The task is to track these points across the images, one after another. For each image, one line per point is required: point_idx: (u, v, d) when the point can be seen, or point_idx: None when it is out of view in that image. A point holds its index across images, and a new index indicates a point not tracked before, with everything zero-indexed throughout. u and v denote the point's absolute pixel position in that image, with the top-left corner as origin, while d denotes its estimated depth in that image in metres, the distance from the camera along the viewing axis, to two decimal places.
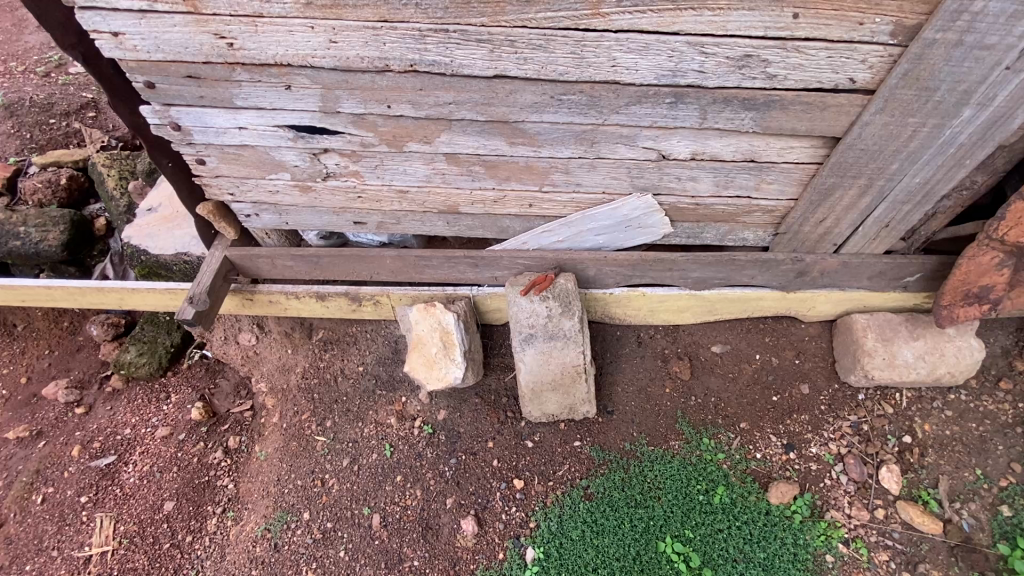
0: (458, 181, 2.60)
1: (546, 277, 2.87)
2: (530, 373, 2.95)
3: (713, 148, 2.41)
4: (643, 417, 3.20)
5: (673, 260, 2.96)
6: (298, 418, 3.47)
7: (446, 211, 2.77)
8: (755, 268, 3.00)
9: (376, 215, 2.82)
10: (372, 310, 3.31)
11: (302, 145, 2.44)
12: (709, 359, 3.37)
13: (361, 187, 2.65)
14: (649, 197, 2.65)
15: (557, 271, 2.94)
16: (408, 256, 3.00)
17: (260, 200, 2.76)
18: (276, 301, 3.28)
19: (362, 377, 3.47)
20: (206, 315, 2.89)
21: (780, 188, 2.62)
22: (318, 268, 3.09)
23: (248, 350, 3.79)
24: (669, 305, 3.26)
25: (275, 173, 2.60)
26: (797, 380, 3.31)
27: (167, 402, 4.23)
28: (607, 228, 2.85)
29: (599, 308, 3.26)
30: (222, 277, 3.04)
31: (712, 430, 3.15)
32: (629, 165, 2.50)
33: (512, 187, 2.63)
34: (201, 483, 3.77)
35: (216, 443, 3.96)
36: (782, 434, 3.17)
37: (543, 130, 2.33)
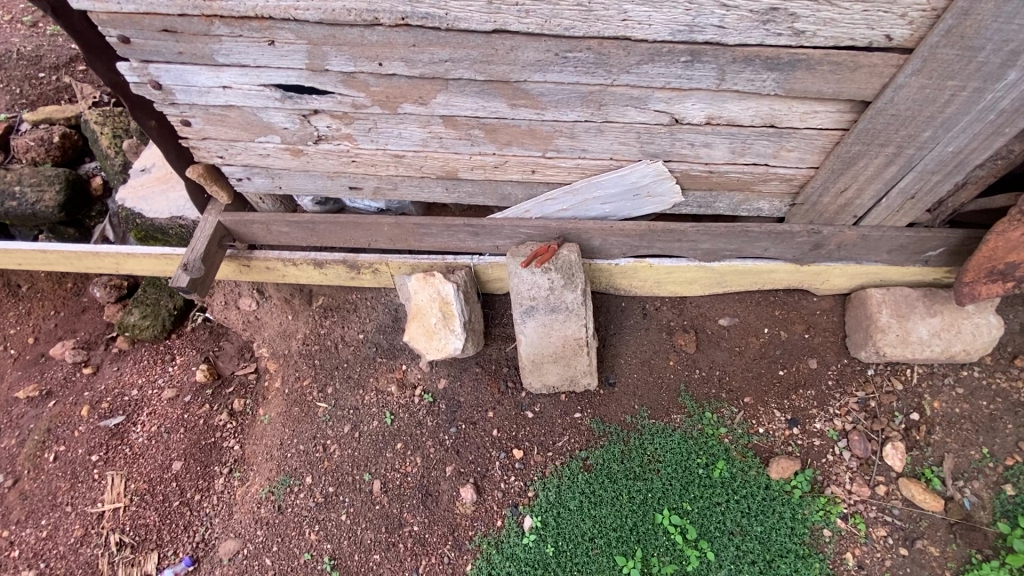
0: (456, 146, 2.45)
1: (549, 247, 2.68)
2: (530, 346, 2.88)
3: (730, 112, 2.23)
4: (646, 389, 3.14)
5: (683, 231, 2.83)
6: (299, 383, 3.47)
7: (445, 177, 2.64)
8: (769, 240, 2.86)
9: (372, 180, 2.69)
10: (371, 278, 3.22)
11: (291, 106, 2.29)
12: (715, 331, 3.28)
13: (354, 151, 2.51)
14: (659, 163, 2.48)
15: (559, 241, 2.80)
16: (406, 224, 2.89)
17: (251, 163, 2.64)
18: (273, 268, 3.21)
19: (363, 345, 3.41)
20: (202, 282, 2.87)
21: (801, 156, 2.44)
22: (315, 234, 3.01)
23: (249, 316, 3.76)
24: (677, 276, 3.15)
25: (264, 136, 2.46)
26: (805, 355, 3.24)
27: (172, 364, 4.28)
28: (614, 196, 2.69)
29: (604, 279, 3.16)
30: (217, 243, 2.97)
31: (715, 404, 3.10)
32: (639, 130, 2.33)
33: (514, 152, 2.47)
34: (207, 444, 3.86)
35: (221, 405, 4.03)
36: (786, 409, 3.13)
37: (546, 91, 2.17)
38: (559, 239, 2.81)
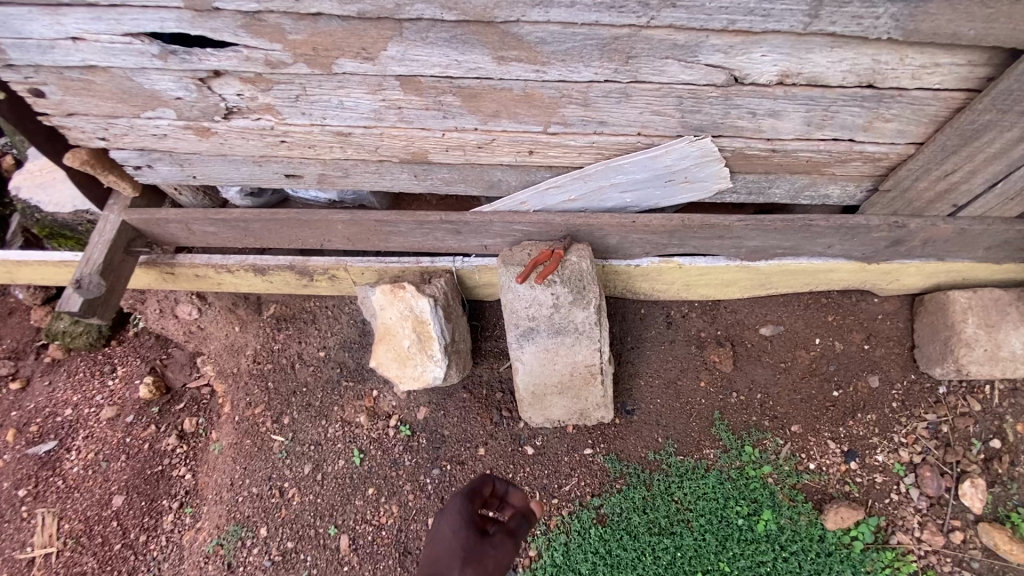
0: (422, 119, 1.75)
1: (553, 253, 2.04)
2: (529, 375, 2.28)
3: (814, 66, 1.54)
4: (672, 418, 2.56)
5: (726, 226, 2.16)
6: (250, 411, 2.87)
7: (411, 161, 1.95)
8: (835, 236, 2.21)
9: (313, 166, 2.01)
10: (328, 286, 2.57)
11: (178, 66, 1.59)
12: (756, 344, 2.67)
13: (281, 128, 1.81)
14: (707, 141, 1.77)
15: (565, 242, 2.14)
16: (364, 221, 2.20)
17: (146, 146, 1.94)
18: (204, 275, 2.55)
19: (324, 365, 2.80)
20: (102, 302, 2.22)
21: (900, 128, 1.76)
22: (251, 235, 2.35)
23: (191, 326, 3.12)
24: (712, 279, 2.52)
25: (153, 109, 1.76)
26: (865, 371, 2.66)
27: (112, 376, 3.67)
28: (639, 185, 1.99)
29: (620, 283, 2.51)
30: (123, 250, 2.28)
31: (757, 435, 2.53)
32: (680, 94, 1.63)
33: (503, 127, 1.76)
34: (153, 474, 3.31)
35: (169, 427, 3.45)
36: (841, 439, 2.57)
37: (548, 37, 1.46)
38: (564, 239, 2.14)
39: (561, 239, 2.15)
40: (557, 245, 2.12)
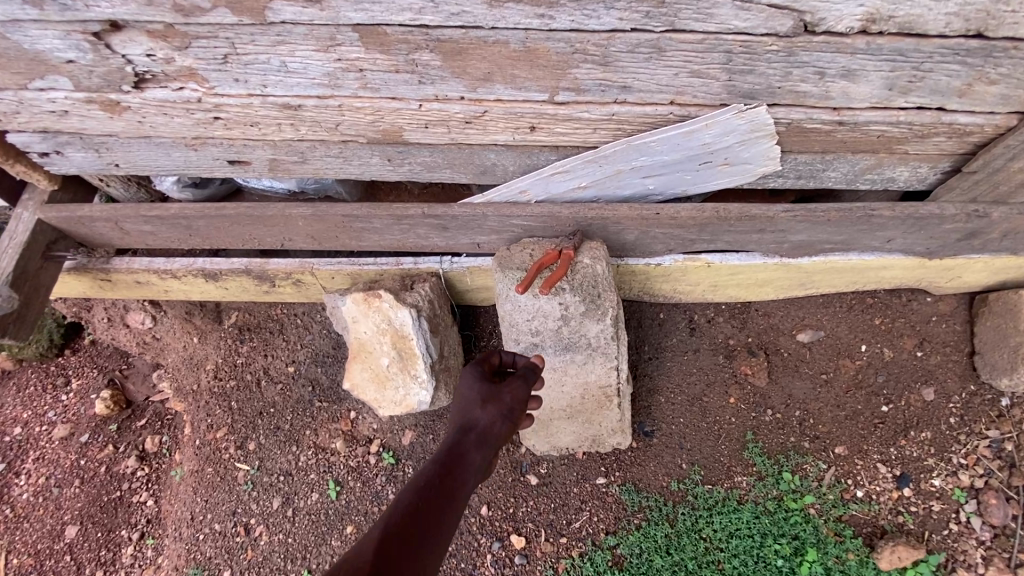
0: (390, 87, 1.35)
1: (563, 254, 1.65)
2: None
3: (911, 6, 1.15)
4: (697, 441, 2.20)
5: (770, 217, 1.78)
6: (212, 435, 2.51)
7: (382, 142, 1.55)
8: (898, 228, 1.84)
9: (261, 149, 1.61)
10: (294, 292, 2.19)
11: (61, 16, 1.19)
12: (793, 352, 2.31)
13: (211, 101, 1.41)
14: (760, 110, 1.38)
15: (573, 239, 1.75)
16: (330, 216, 1.81)
17: (47, 126, 1.54)
18: (147, 282, 2.16)
19: (294, 382, 2.43)
20: (15, 320, 1.84)
21: (1004, 92, 1.37)
22: (196, 235, 1.95)
23: (145, 336, 2.74)
24: (744, 279, 2.15)
25: (43, 78, 1.36)
26: (918, 382, 2.30)
27: (65, 390, 3.29)
28: (666, 169, 1.60)
29: (637, 285, 2.14)
30: (41, 256, 1.89)
31: (796, 459, 2.18)
32: (728, 48, 1.24)
33: (497, 94, 1.36)
34: (111, 501, 2.95)
35: (128, 447, 3.07)
36: (892, 462, 2.22)
37: None
38: (572, 236, 1.75)
39: (568, 236, 1.77)
40: (564, 243, 1.73)
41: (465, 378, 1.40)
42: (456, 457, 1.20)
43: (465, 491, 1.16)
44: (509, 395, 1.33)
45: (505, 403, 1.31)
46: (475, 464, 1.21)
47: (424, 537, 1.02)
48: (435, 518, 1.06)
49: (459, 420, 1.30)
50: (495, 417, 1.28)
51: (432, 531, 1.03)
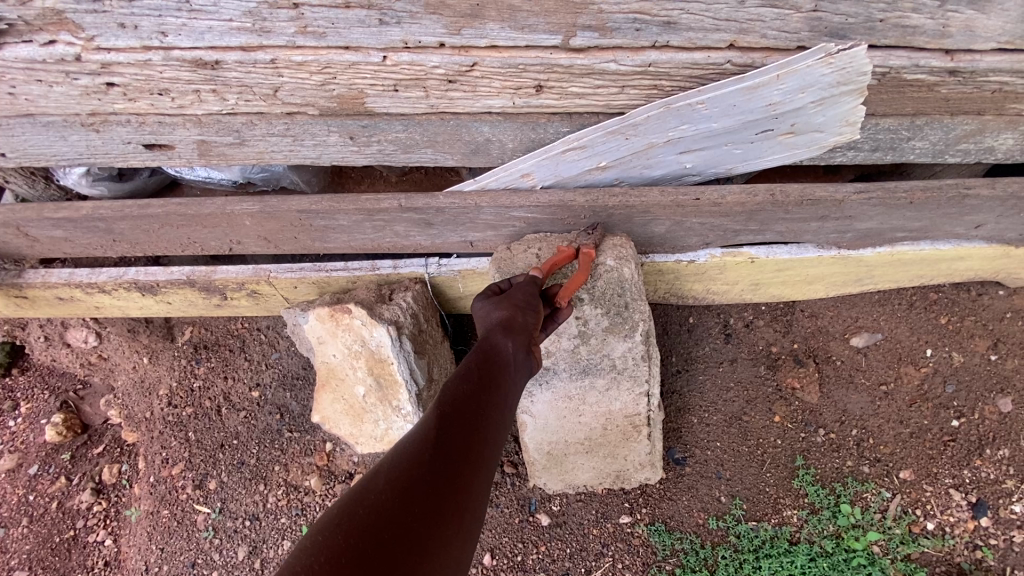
0: (341, 31, 0.97)
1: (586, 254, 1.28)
2: (541, 432, 1.57)
3: None
4: (737, 469, 1.86)
5: (836, 201, 1.42)
6: (166, 471, 2.14)
7: (340, 113, 1.17)
8: (993, 210, 1.48)
9: (182, 128, 1.23)
10: (252, 305, 1.82)
11: None
12: (847, 360, 1.96)
13: (97, 58, 1.02)
14: (856, 53, 1.00)
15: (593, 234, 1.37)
16: (283, 212, 1.43)
17: None
18: (72, 298, 1.78)
19: (261, 408, 2.08)
20: None
21: None
22: (120, 240, 1.57)
23: (90, 356, 2.37)
24: (793, 276, 1.78)
25: None
26: (994, 391, 1.95)
27: (13, 416, 2.91)
28: (714, 140, 1.22)
29: (664, 286, 1.77)
30: None
31: (855, 488, 1.84)
32: None
33: (491, 38, 0.99)
34: (64, 542, 2.60)
35: (83, 478, 2.71)
36: (967, 487, 1.88)
37: None
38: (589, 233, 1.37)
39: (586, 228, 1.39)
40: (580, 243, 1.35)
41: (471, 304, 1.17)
42: (493, 346, 1.01)
43: (513, 378, 1.00)
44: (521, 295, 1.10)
45: (519, 297, 1.10)
46: (518, 351, 1.02)
47: (480, 422, 0.88)
48: (488, 404, 0.91)
49: (482, 323, 1.09)
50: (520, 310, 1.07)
51: (487, 416, 0.90)
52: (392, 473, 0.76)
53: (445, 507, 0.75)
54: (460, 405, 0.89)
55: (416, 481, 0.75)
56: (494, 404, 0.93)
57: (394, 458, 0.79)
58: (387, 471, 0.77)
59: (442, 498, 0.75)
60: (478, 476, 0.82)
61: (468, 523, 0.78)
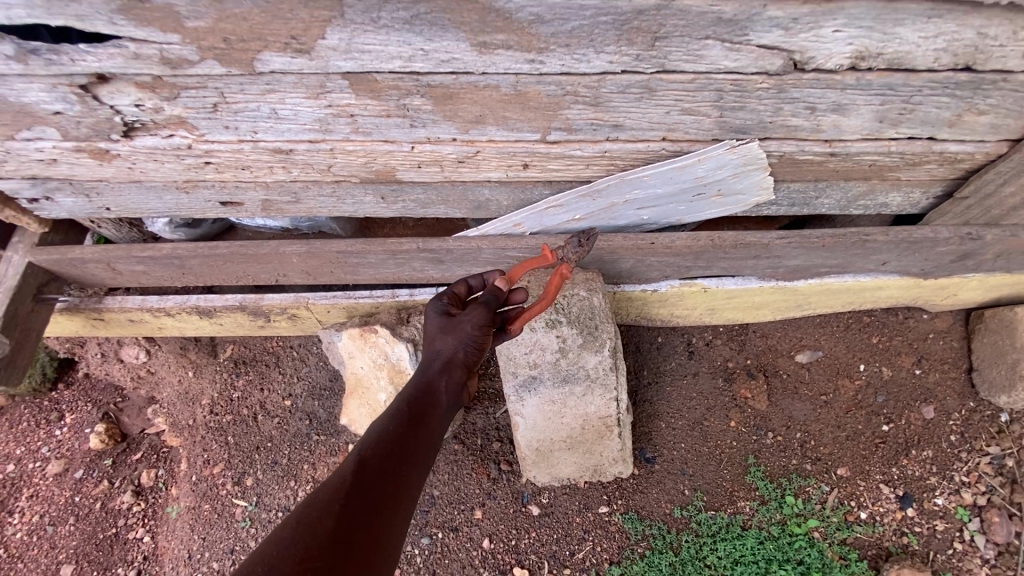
0: (383, 129, 1.34)
1: (561, 274, 1.39)
2: (531, 431, 1.91)
3: (901, 42, 1.15)
4: (699, 466, 2.19)
5: (765, 245, 1.78)
6: (208, 470, 2.47)
7: (376, 181, 1.54)
8: (893, 251, 1.84)
9: (253, 190, 1.60)
10: (290, 326, 2.17)
11: (46, 70, 1.17)
12: (792, 373, 2.31)
13: (201, 146, 1.40)
14: (752, 144, 1.39)
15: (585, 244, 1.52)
16: (324, 252, 1.79)
17: (36, 174, 1.53)
18: (141, 320, 2.14)
19: (292, 415, 2.42)
20: (7, 363, 1.82)
21: (994, 121, 1.38)
22: (186, 272, 1.93)
23: (139, 370, 2.70)
24: (741, 302, 2.14)
25: (30, 129, 1.34)
26: (918, 400, 2.30)
27: (59, 425, 3.23)
28: (660, 200, 1.60)
29: (634, 310, 2.13)
30: (31, 298, 1.87)
31: (798, 482, 2.16)
32: (720, 85, 1.24)
33: (489, 135, 1.36)
34: (107, 538, 2.90)
35: (124, 481, 3.03)
36: (895, 481, 2.21)
37: (547, 14, 1.05)
38: (580, 245, 1.49)
39: (581, 236, 1.52)
40: (568, 255, 1.48)
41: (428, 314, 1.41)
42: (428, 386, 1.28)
43: (438, 422, 1.28)
44: (468, 326, 1.31)
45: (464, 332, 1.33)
46: (452, 384, 1.33)
47: (393, 479, 1.11)
48: (403, 464, 1.14)
49: (433, 339, 1.37)
50: (462, 347, 1.33)
51: (402, 473, 1.13)
52: (309, 524, 0.97)
53: (353, 553, 0.97)
54: (376, 464, 1.11)
55: (328, 529, 0.97)
56: (409, 462, 1.16)
57: (310, 511, 1.00)
58: (305, 520, 0.98)
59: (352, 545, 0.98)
60: (386, 525, 1.05)
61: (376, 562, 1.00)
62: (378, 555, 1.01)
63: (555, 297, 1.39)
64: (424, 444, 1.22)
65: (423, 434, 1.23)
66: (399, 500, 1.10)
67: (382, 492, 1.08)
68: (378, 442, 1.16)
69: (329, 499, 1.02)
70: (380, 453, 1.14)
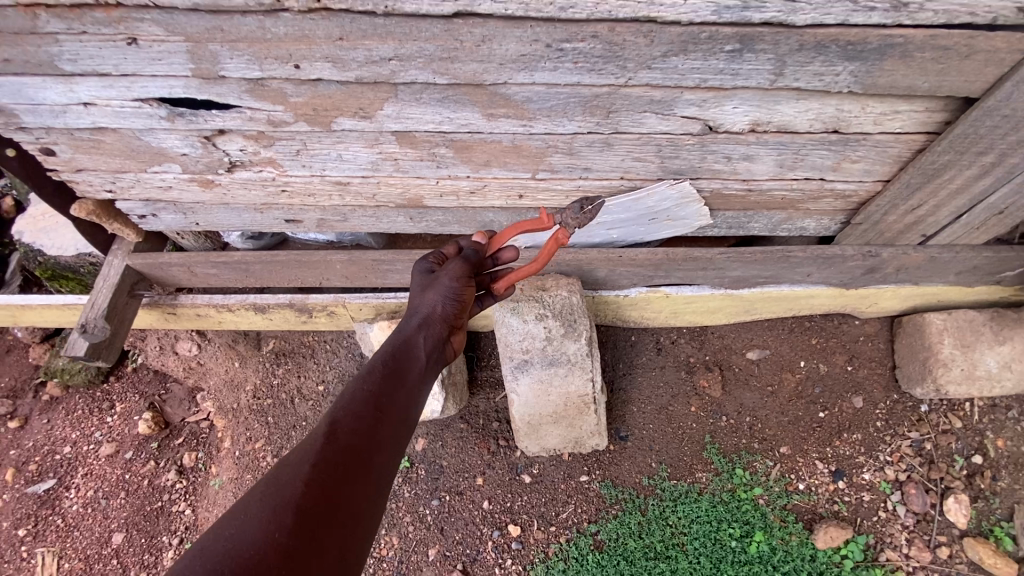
0: (417, 168, 1.84)
1: (556, 240, 1.47)
2: (524, 407, 2.36)
3: (784, 115, 1.64)
4: (664, 443, 2.63)
5: (709, 259, 2.27)
6: (251, 446, 2.91)
7: (408, 206, 2.03)
8: (814, 265, 2.32)
9: (312, 211, 2.09)
10: (328, 321, 2.64)
11: (184, 126, 1.67)
12: (743, 368, 2.76)
13: (283, 179, 1.89)
14: (685, 183, 1.90)
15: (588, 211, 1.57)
16: (362, 259, 2.28)
17: (152, 197, 2.02)
18: (206, 314, 2.61)
19: (324, 399, 2.87)
20: (107, 345, 2.28)
21: (867, 168, 1.87)
22: (250, 276, 2.41)
23: (190, 361, 3.16)
24: (698, 306, 2.61)
25: (160, 165, 1.84)
26: (849, 392, 2.74)
27: (111, 413, 3.66)
28: (623, 223, 2.11)
29: (610, 311, 2.60)
30: (127, 294, 2.35)
31: (747, 457, 2.60)
32: (660, 142, 1.73)
33: (494, 174, 1.86)
34: (153, 511, 3.32)
35: (168, 462, 3.45)
36: (829, 459, 2.64)
37: (535, 96, 1.55)
38: (583, 211, 1.54)
39: (585, 203, 1.57)
40: (567, 220, 1.54)
41: (413, 273, 1.63)
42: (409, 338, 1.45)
43: (419, 369, 1.42)
44: (446, 280, 1.51)
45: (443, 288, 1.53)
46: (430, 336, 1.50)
47: (365, 443, 1.13)
48: (375, 428, 1.18)
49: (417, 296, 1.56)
50: (441, 300, 1.52)
51: (374, 438, 1.16)
52: (281, 490, 0.99)
53: (328, 514, 0.99)
54: (348, 429, 1.14)
55: (299, 492, 0.99)
56: (383, 425, 1.20)
57: (282, 473, 1.03)
58: (277, 482, 1.01)
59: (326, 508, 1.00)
60: (362, 486, 1.07)
61: (354, 520, 1.03)
62: (355, 513, 1.04)
63: (548, 260, 1.49)
64: (398, 408, 1.27)
65: (397, 395, 1.29)
66: (377, 457, 1.14)
67: (356, 453, 1.10)
68: (351, 407, 1.20)
69: (298, 463, 1.04)
70: (353, 417, 1.17)
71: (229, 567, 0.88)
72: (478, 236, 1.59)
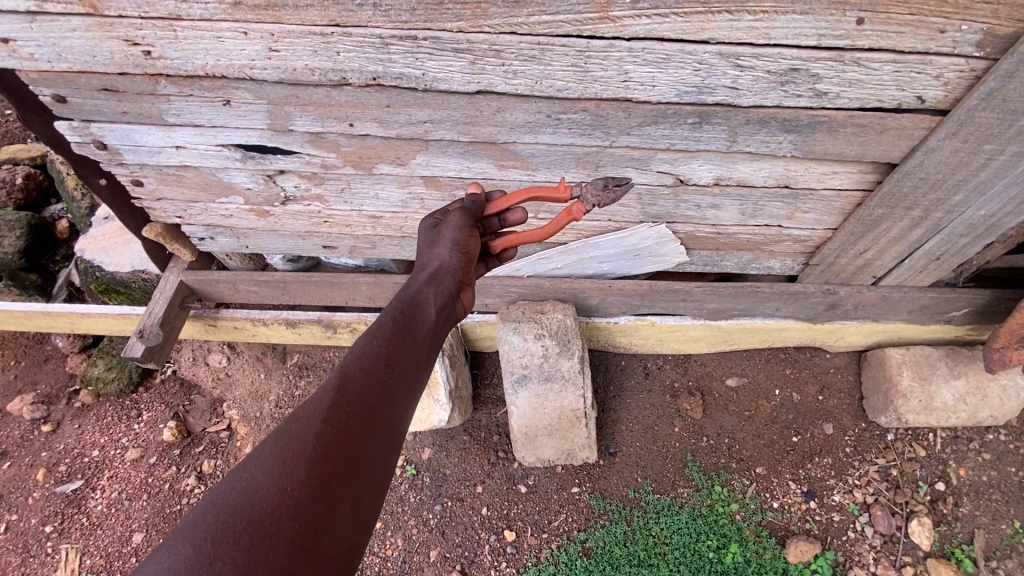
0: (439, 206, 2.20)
1: (569, 212, 1.47)
2: (522, 418, 2.63)
3: (741, 173, 2.00)
4: (649, 460, 2.88)
5: (688, 291, 2.60)
6: None
7: None
8: (781, 300, 2.63)
9: (347, 240, 2.45)
10: (349, 338, 2.95)
11: (253, 166, 2.06)
12: (723, 394, 3.03)
13: (327, 212, 2.27)
14: (662, 226, 2.28)
15: (612, 189, 1.48)
16: (386, 282, 2.63)
17: (213, 223, 2.40)
18: (242, 327, 2.93)
19: None
20: (159, 350, 2.60)
21: (817, 218, 2.23)
22: (286, 294, 2.76)
23: (220, 372, 3.46)
24: (681, 335, 2.91)
25: (226, 197, 2.22)
26: (820, 419, 2.98)
27: (138, 420, 3.92)
28: (612, 257, 2.49)
29: (602, 337, 2.90)
30: (178, 305, 2.70)
31: (725, 476, 2.84)
32: (640, 191, 2.11)
33: None
34: (172, 513, 3.54)
35: (189, 468, 3.69)
36: (801, 480, 2.85)
37: (538, 152, 1.92)
38: (604, 188, 1.46)
39: (610, 181, 1.48)
40: (587, 194, 1.48)
41: (418, 229, 1.58)
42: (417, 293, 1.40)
43: (429, 321, 1.37)
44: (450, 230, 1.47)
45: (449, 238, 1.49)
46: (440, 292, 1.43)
47: (374, 399, 1.15)
48: (385, 383, 1.19)
49: (425, 253, 1.51)
50: (447, 251, 1.46)
51: (383, 395, 1.17)
52: (290, 443, 1.04)
53: (336, 468, 1.04)
54: (358, 383, 1.16)
55: (307, 447, 1.04)
56: (395, 378, 1.21)
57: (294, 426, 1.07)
58: (288, 434, 1.05)
59: (333, 463, 1.04)
60: (370, 441, 1.11)
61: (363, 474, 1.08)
62: (363, 469, 1.08)
63: (559, 231, 1.50)
64: (409, 362, 1.26)
65: (407, 350, 1.28)
66: (385, 414, 1.16)
67: (366, 410, 1.13)
68: (363, 359, 1.21)
69: (308, 417, 1.08)
70: (363, 371, 1.18)
71: (241, 517, 0.94)
72: (477, 187, 1.56)
